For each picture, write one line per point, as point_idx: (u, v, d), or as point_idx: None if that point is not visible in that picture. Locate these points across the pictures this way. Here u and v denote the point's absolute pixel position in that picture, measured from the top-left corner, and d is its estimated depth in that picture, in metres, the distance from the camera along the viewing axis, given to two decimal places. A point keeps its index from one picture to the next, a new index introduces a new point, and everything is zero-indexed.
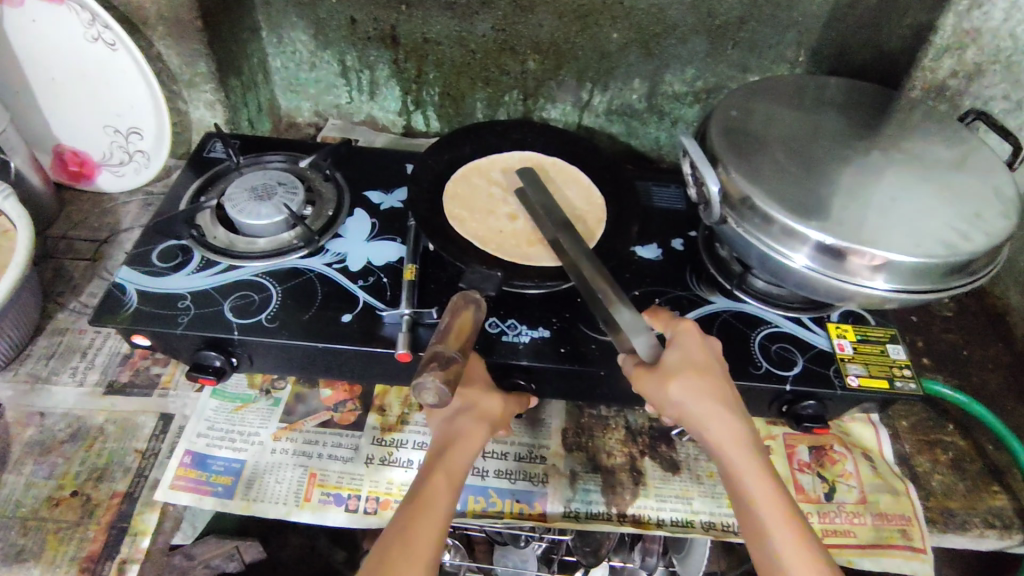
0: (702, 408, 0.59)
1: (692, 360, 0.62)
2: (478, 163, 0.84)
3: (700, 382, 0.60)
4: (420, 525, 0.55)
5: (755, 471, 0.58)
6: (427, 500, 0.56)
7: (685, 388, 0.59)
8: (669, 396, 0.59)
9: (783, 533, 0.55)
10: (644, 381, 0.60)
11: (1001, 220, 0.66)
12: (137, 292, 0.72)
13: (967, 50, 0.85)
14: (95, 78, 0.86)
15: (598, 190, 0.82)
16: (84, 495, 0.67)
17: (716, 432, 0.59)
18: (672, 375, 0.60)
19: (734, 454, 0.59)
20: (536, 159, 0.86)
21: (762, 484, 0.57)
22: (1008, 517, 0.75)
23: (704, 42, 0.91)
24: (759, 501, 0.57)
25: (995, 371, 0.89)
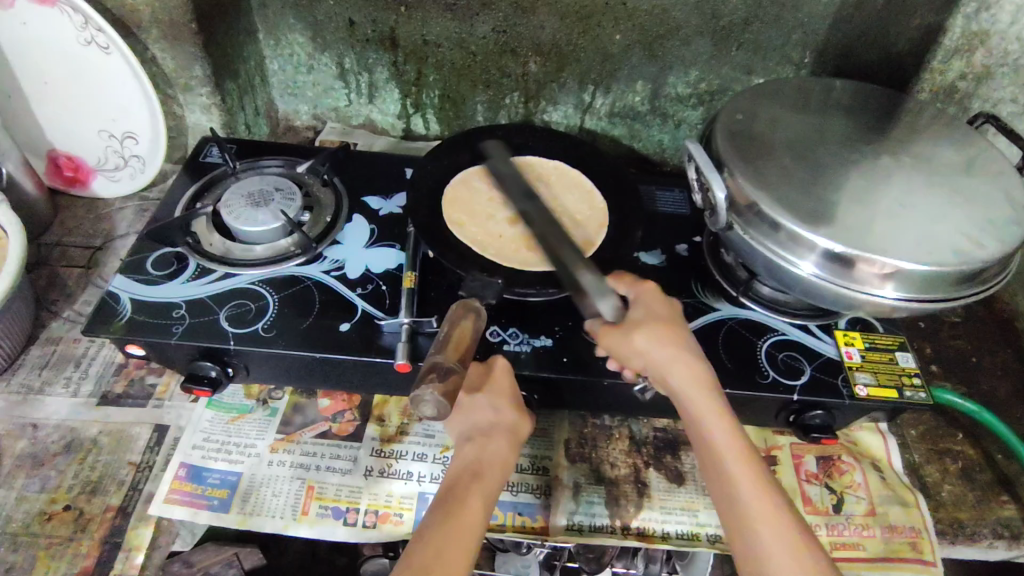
0: (665, 356, 0.60)
1: (655, 315, 0.63)
2: (478, 167, 0.83)
3: (665, 333, 0.61)
4: (454, 535, 0.55)
5: (717, 414, 0.59)
6: (463, 522, 0.56)
7: (650, 338, 0.60)
8: (635, 345, 0.60)
9: (748, 481, 0.56)
10: (609, 334, 0.61)
11: (1012, 226, 0.64)
12: (130, 301, 0.70)
13: (976, 52, 0.83)
14: (89, 82, 0.85)
15: (601, 195, 0.81)
16: (77, 509, 0.66)
17: (679, 378, 0.60)
18: (635, 328, 0.61)
19: (700, 402, 0.59)
20: (537, 162, 0.85)
21: (726, 433, 0.58)
22: (1017, 527, 0.73)
23: (708, 43, 0.90)
24: (724, 450, 0.58)
25: (1005, 378, 0.87)
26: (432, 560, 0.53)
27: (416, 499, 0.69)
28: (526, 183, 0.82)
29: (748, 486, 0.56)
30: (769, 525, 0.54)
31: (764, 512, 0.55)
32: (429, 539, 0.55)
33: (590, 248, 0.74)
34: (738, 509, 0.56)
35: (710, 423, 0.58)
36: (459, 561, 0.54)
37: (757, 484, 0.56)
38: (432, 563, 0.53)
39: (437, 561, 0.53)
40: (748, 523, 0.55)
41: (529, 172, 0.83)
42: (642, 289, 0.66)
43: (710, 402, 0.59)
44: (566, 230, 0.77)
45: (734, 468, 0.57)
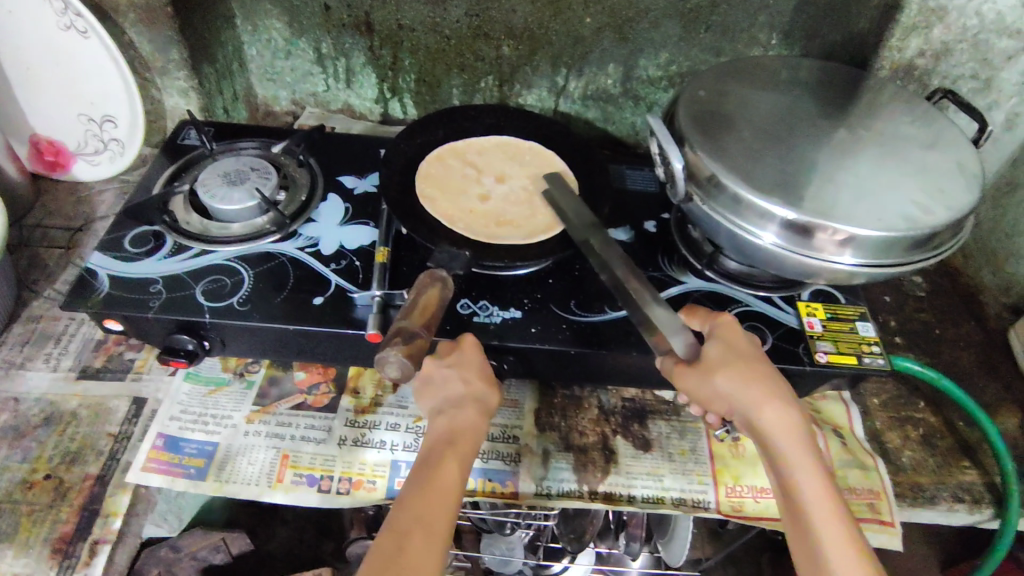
0: (749, 398, 0.59)
1: (736, 353, 0.62)
2: (452, 145, 0.85)
3: (748, 377, 0.60)
4: (430, 505, 0.57)
5: (806, 464, 0.57)
6: (440, 486, 0.58)
7: (731, 379, 0.59)
8: (714, 388, 0.59)
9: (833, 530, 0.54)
10: (686, 375, 0.60)
11: (962, 194, 0.66)
12: (108, 277, 0.72)
13: (934, 28, 0.84)
14: (68, 67, 0.87)
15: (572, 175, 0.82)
16: (57, 478, 0.67)
17: (769, 422, 0.58)
18: (714, 366, 0.60)
19: (785, 445, 0.58)
20: (512, 143, 0.87)
21: (814, 484, 0.56)
22: (978, 492, 0.76)
23: (677, 26, 0.92)
24: (810, 502, 0.55)
25: (968, 349, 0.90)
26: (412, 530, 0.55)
27: (389, 466, 0.71)
28: (500, 162, 0.84)
29: (833, 540, 0.54)
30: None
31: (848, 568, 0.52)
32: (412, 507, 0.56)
33: (557, 225, 0.76)
34: (821, 564, 0.53)
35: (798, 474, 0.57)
36: (438, 527, 0.56)
37: (844, 541, 0.54)
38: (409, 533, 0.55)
39: (420, 529, 0.55)
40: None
41: (504, 151, 0.85)
42: (719, 324, 0.66)
43: (796, 446, 0.58)
44: (535, 209, 0.78)
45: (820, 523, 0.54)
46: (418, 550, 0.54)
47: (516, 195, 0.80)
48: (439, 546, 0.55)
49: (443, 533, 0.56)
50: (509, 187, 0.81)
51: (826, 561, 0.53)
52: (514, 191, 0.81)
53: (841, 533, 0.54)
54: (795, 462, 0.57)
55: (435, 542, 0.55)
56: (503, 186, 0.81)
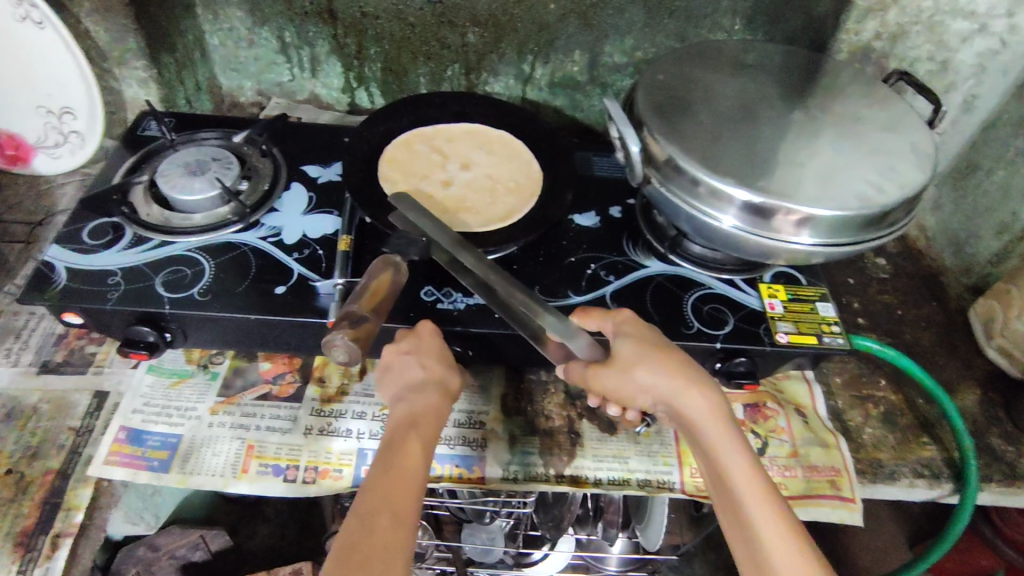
0: (672, 385, 0.60)
1: (652, 343, 0.63)
2: (421, 131, 0.85)
3: (667, 366, 0.61)
4: (396, 487, 0.56)
5: (729, 443, 0.58)
6: (404, 467, 0.58)
7: (649, 369, 0.61)
8: (635, 380, 0.61)
9: (761, 504, 0.54)
10: (604, 375, 0.62)
11: (914, 173, 0.67)
12: (66, 270, 0.71)
13: (889, 11, 0.86)
14: (24, 57, 0.85)
15: (537, 163, 0.82)
16: (17, 473, 0.67)
17: (691, 407, 0.60)
18: (633, 361, 0.62)
19: (708, 426, 0.59)
20: (481, 130, 0.87)
21: (740, 461, 0.57)
22: (936, 466, 0.77)
23: (641, 11, 0.92)
24: (735, 478, 0.56)
25: (929, 329, 0.91)
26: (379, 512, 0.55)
27: (356, 454, 0.72)
28: (467, 149, 0.84)
29: (760, 510, 0.54)
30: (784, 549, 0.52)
31: (775, 536, 0.52)
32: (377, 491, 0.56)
33: (516, 214, 0.76)
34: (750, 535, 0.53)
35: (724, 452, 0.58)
36: (405, 509, 0.56)
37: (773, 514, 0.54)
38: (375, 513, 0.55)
39: (384, 510, 0.55)
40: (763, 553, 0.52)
41: (473, 139, 0.85)
42: (621, 322, 0.66)
43: (719, 426, 0.59)
44: (497, 197, 0.78)
45: (746, 497, 0.55)
46: (384, 531, 0.54)
47: (479, 182, 0.80)
48: (408, 532, 0.55)
49: (410, 514, 0.56)
50: (473, 174, 0.81)
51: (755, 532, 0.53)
52: (479, 178, 0.81)
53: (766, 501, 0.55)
54: (720, 442, 0.58)
55: (400, 522, 0.54)
56: (468, 172, 0.81)
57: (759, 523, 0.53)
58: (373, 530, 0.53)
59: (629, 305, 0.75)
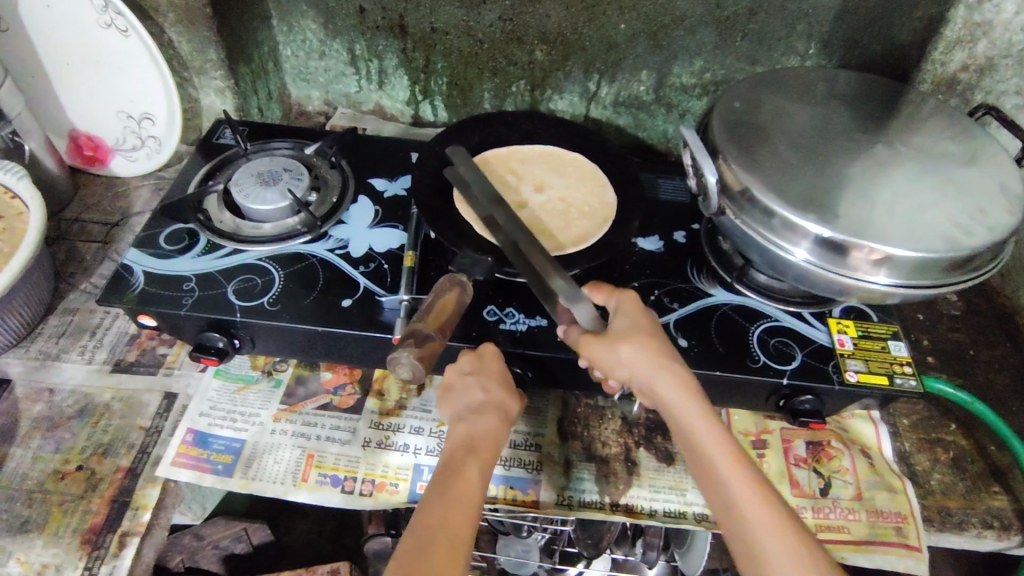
0: (650, 364, 0.59)
1: (640, 324, 0.63)
2: (497, 152, 0.85)
3: (650, 344, 0.60)
4: (454, 511, 0.56)
5: (705, 421, 0.57)
6: (461, 490, 0.57)
7: (631, 347, 0.60)
8: (618, 356, 0.60)
9: (742, 483, 0.55)
10: (592, 345, 0.61)
11: (1004, 216, 0.64)
12: (143, 273, 0.73)
13: (978, 43, 0.86)
14: (109, 64, 0.88)
15: (610, 188, 0.82)
16: (88, 469, 0.69)
17: (663, 385, 0.59)
18: (617, 338, 0.60)
19: (683, 405, 0.58)
20: (555, 153, 0.87)
21: (717, 441, 0.57)
22: (1007, 518, 0.74)
23: (713, 33, 0.90)
24: (715, 458, 0.56)
25: (1002, 371, 0.87)
26: (437, 536, 0.54)
27: (412, 470, 0.72)
28: (543, 171, 0.84)
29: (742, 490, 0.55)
30: (767, 525, 0.53)
31: (760, 514, 0.54)
32: (433, 511, 0.56)
33: (588, 239, 0.76)
34: (733, 509, 0.54)
35: (699, 431, 0.57)
36: (460, 531, 0.55)
37: (754, 491, 0.55)
38: (435, 536, 0.54)
39: (443, 533, 0.54)
40: (748, 529, 0.53)
41: (546, 161, 0.85)
42: (622, 299, 0.66)
43: (693, 405, 0.58)
44: (570, 220, 0.78)
45: (728, 476, 0.56)
46: (445, 554, 0.53)
47: (554, 205, 0.80)
48: (463, 547, 0.54)
49: (467, 539, 0.55)
50: (548, 197, 0.81)
51: (740, 508, 0.54)
52: (553, 203, 0.80)
53: (749, 481, 0.55)
54: (695, 421, 0.57)
55: (458, 548, 0.54)
56: (542, 195, 0.81)
57: (741, 498, 0.54)
58: (429, 551, 0.53)
59: (693, 335, 0.74)
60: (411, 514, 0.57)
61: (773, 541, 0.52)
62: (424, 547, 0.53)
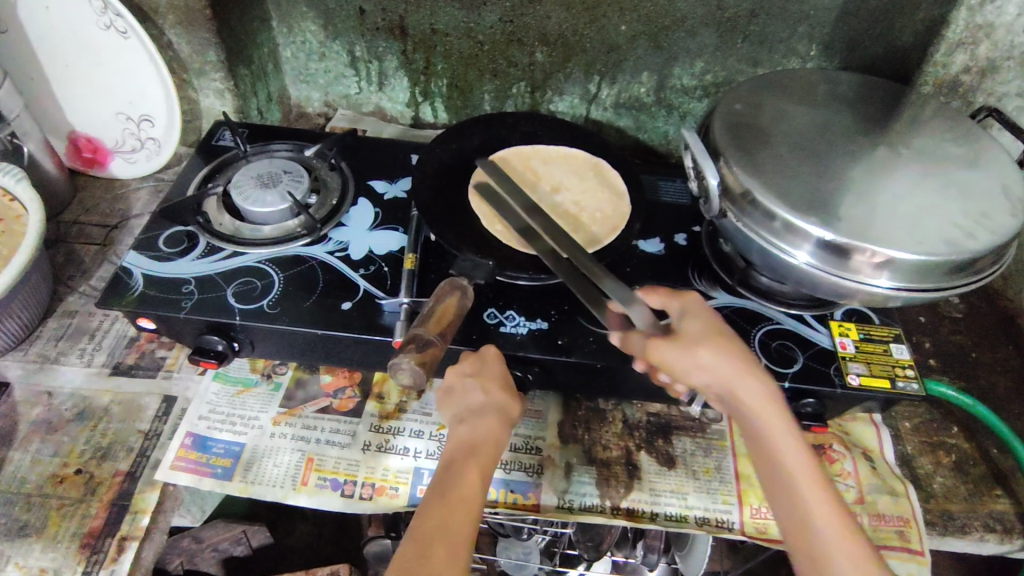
0: (733, 370, 0.58)
1: (713, 327, 0.61)
2: (520, 150, 0.85)
3: (728, 349, 0.59)
4: (454, 515, 0.55)
5: (785, 432, 0.57)
6: (461, 493, 0.57)
7: (713, 352, 0.58)
8: (697, 361, 0.58)
9: (819, 496, 0.54)
10: (667, 350, 0.59)
11: (1007, 218, 0.64)
12: (143, 276, 0.73)
13: (980, 45, 0.85)
14: (108, 66, 0.88)
15: (627, 197, 0.81)
16: (87, 473, 0.69)
17: (748, 393, 0.58)
18: (697, 343, 0.59)
19: (764, 414, 0.57)
20: (576, 156, 0.86)
21: (796, 451, 0.56)
22: (1010, 522, 0.73)
23: (714, 35, 0.90)
24: (794, 469, 0.56)
25: (1004, 374, 0.87)
26: (435, 540, 0.54)
27: (412, 473, 0.72)
28: (562, 174, 0.83)
29: (817, 503, 0.54)
30: (841, 542, 0.52)
31: (836, 533, 0.53)
32: (433, 514, 0.56)
33: (594, 245, 0.75)
34: (807, 523, 0.54)
35: (779, 442, 0.57)
36: (460, 533, 0.55)
37: (828, 505, 0.54)
38: (434, 540, 0.54)
39: (441, 537, 0.54)
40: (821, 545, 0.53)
41: (568, 163, 0.85)
42: (687, 301, 0.65)
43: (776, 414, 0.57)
44: (579, 224, 0.77)
45: (806, 491, 0.55)
46: (443, 559, 0.53)
47: (566, 208, 0.79)
48: (463, 550, 0.54)
49: (467, 542, 0.54)
50: (561, 199, 0.80)
51: (815, 523, 0.54)
52: (565, 205, 0.80)
53: (824, 496, 0.55)
54: (776, 431, 0.57)
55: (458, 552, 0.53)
56: (556, 196, 0.80)
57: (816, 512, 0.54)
58: (429, 556, 0.53)
59: None
60: (411, 517, 0.57)
61: (847, 560, 0.52)
62: (423, 552, 0.53)
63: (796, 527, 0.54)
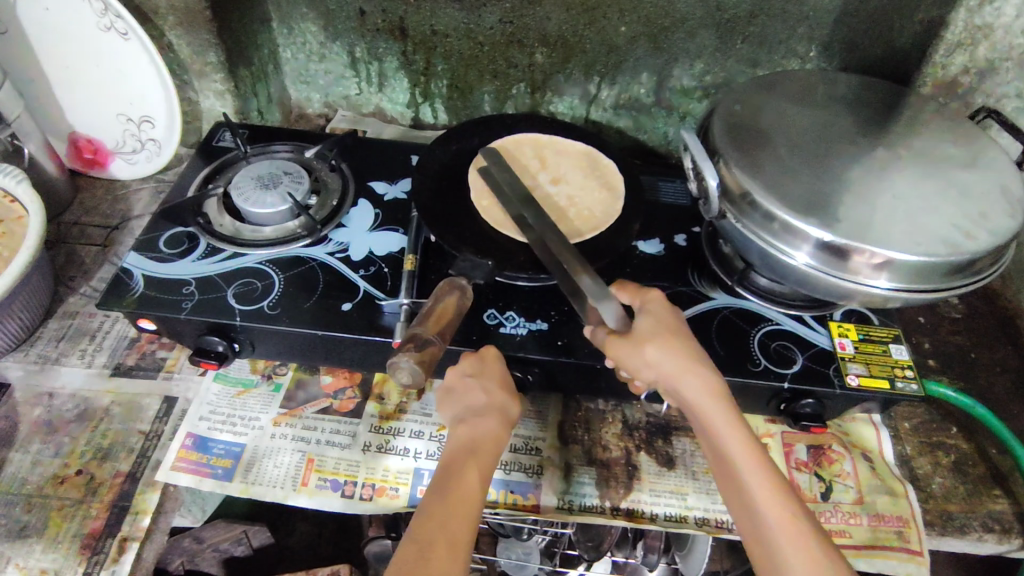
0: (677, 366, 0.59)
1: (665, 324, 0.62)
2: (537, 138, 0.87)
3: (676, 345, 0.60)
4: (454, 516, 0.55)
5: (731, 425, 0.57)
6: (463, 495, 0.57)
7: (659, 349, 0.59)
8: (645, 358, 0.59)
9: (767, 489, 0.54)
10: (617, 347, 0.60)
11: (1005, 219, 0.64)
12: (143, 277, 0.73)
13: (979, 47, 0.86)
14: (108, 67, 0.88)
15: (621, 202, 0.80)
16: (88, 473, 0.69)
17: (691, 388, 0.59)
18: (644, 339, 0.60)
19: (709, 408, 0.58)
20: (591, 155, 0.86)
21: (742, 445, 0.56)
22: (1008, 522, 0.74)
23: (714, 36, 0.90)
24: (739, 461, 0.56)
25: (1003, 375, 0.87)
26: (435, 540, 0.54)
27: (412, 474, 0.72)
28: (570, 169, 0.84)
29: (761, 491, 0.54)
30: (787, 533, 0.52)
31: (782, 521, 0.53)
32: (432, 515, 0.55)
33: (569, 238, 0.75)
34: (756, 517, 0.54)
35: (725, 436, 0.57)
36: (458, 534, 0.54)
37: (776, 498, 0.54)
38: (434, 541, 0.53)
39: (439, 537, 0.54)
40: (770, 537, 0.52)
41: (579, 161, 0.85)
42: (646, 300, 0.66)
43: (722, 408, 0.58)
44: (564, 217, 0.77)
45: (754, 484, 0.55)
46: (444, 560, 0.52)
47: (557, 199, 0.79)
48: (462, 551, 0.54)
49: (467, 544, 0.54)
50: (557, 189, 0.80)
51: (761, 516, 0.53)
52: (557, 197, 0.80)
53: (770, 486, 0.55)
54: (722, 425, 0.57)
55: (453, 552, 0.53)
56: (552, 187, 0.81)
57: (762, 503, 0.54)
58: (429, 557, 0.52)
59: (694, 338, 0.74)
60: (411, 520, 0.56)
61: (795, 552, 0.51)
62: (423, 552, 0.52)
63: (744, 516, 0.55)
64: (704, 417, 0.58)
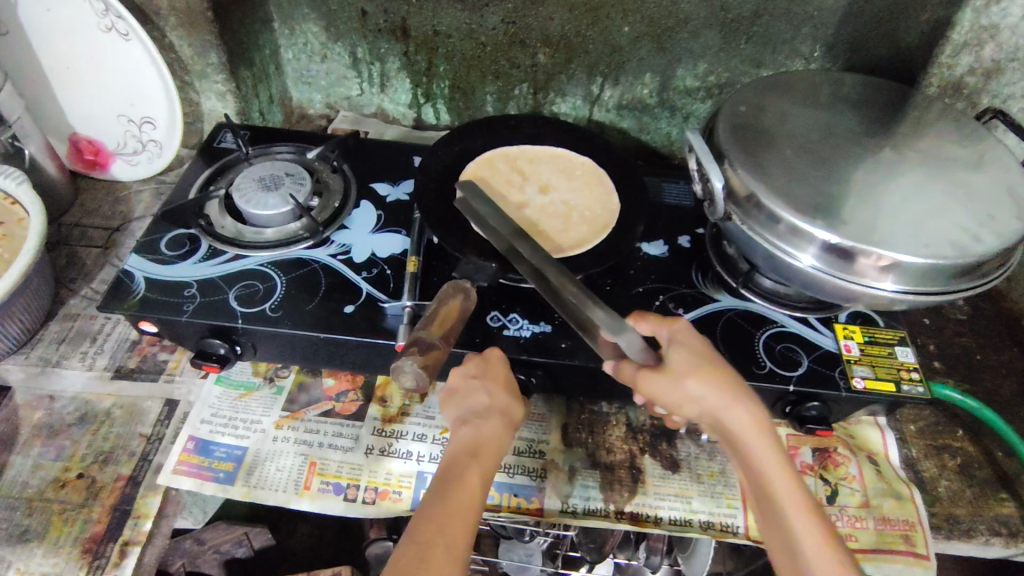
0: (721, 400, 0.58)
1: (701, 354, 0.61)
2: (506, 150, 0.85)
3: (718, 377, 0.59)
4: (453, 519, 0.54)
5: (776, 462, 0.56)
6: (464, 499, 0.56)
7: (701, 383, 0.59)
8: (686, 392, 0.59)
9: (810, 527, 0.53)
10: (653, 380, 0.59)
11: (1013, 221, 0.64)
12: (145, 279, 0.73)
13: (985, 47, 0.85)
14: (109, 68, 0.88)
15: (615, 196, 0.80)
16: (89, 477, 0.69)
17: (735, 422, 0.58)
18: (685, 373, 0.59)
19: (753, 443, 0.57)
20: (566, 157, 0.86)
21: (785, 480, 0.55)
22: (1015, 525, 0.73)
23: (717, 36, 0.90)
24: (783, 498, 0.55)
25: (1009, 377, 0.87)
26: (433, 544, 0.53)
27: (415, 477, 0.71)
28: (550, 173, 0.83)
29: (807, 532, 0.53)
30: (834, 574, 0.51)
31: (827, 562, 0.51)
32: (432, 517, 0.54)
33: (585, 245, 0.75)
34: (798, 556, 0.52)
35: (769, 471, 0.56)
36: (458, 537, 0.54)
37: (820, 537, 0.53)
38: (434, 544, 0.53)
39: (440, 542, 0.53)
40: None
41: (563, 160, 0.85)
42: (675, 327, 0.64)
43: (764, 443, 0.57)
44: (570, 223, 0.77)
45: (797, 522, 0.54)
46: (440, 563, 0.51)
47: (555, 208, 0.79)
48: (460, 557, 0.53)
49: (463, 549, 0.53)
50: (550, 199, 0.80)
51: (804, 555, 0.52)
52: (553, 204, 0.80)
53: (815, 525, 0.53)
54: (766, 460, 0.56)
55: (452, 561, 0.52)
56: (545, 197, 0.81)
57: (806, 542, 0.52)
58: (427, 559, 0.51)
59: None
60: (411, 521, 0.55)
61: None
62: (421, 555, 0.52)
63: (787, 558, 0.53)
64: (747, 453, 0.57)
